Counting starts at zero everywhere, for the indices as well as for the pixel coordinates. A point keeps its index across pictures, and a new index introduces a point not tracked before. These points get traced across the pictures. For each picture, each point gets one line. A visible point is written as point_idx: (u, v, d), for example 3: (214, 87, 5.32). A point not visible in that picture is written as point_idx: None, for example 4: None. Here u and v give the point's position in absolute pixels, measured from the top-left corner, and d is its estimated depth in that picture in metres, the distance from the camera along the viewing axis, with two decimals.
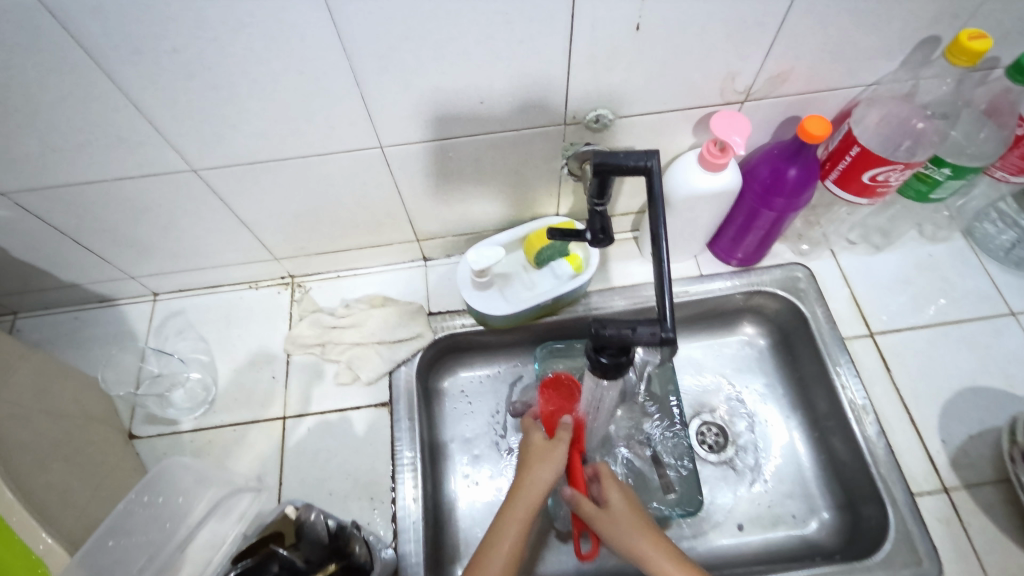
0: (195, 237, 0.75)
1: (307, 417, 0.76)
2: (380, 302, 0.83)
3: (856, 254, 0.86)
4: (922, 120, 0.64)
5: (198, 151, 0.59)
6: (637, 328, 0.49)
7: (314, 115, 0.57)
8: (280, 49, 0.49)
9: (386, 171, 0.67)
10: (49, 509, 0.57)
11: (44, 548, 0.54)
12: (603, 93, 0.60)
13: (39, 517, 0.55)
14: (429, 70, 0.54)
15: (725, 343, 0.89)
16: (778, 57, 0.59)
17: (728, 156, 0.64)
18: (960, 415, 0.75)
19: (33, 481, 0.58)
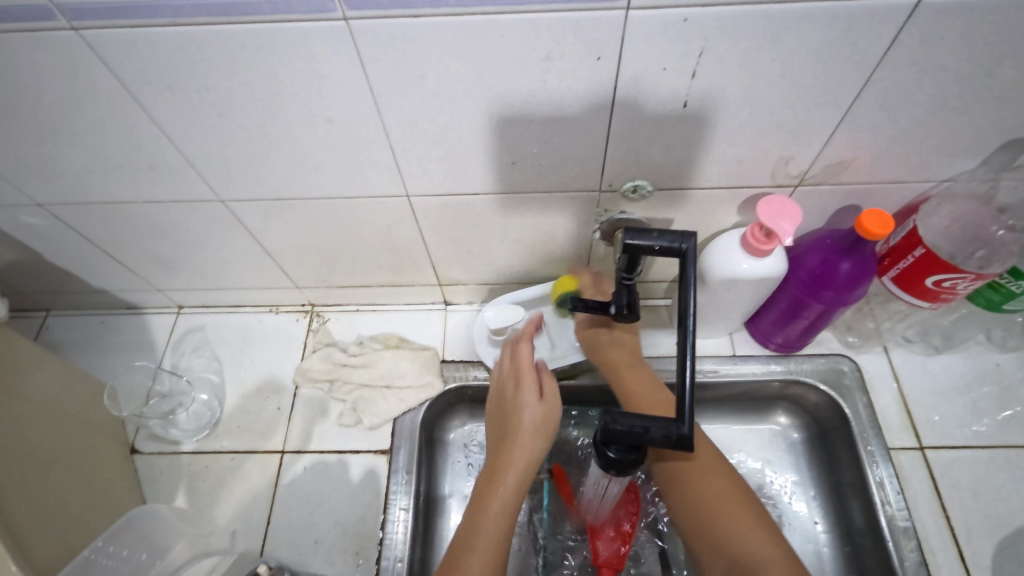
0: (220, 260, 0.75)
1: (305, 454, 0.74)
2: (394, 343, 0.81)
3: (911, 353, 0.79)
4: (1002, 228, 0.58)
5: (225, 183, 0.59)
6: (650, 428, 0.40)
7: (342, 159, 0.55)
8: (309, 97, 0.48)
9: (412, 218, 0.65)
10: (32, 535, 0.56)
11: None
12: (643, 165, 0.57)
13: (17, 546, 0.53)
14: (460, 129, 0.52)
15: (756, 429, 0.82)
16: (839, 145, 0.54)
17: (773, 243, 0.59)
18: (1019, 556, 0.66)
19: (25, 501, 0.57)
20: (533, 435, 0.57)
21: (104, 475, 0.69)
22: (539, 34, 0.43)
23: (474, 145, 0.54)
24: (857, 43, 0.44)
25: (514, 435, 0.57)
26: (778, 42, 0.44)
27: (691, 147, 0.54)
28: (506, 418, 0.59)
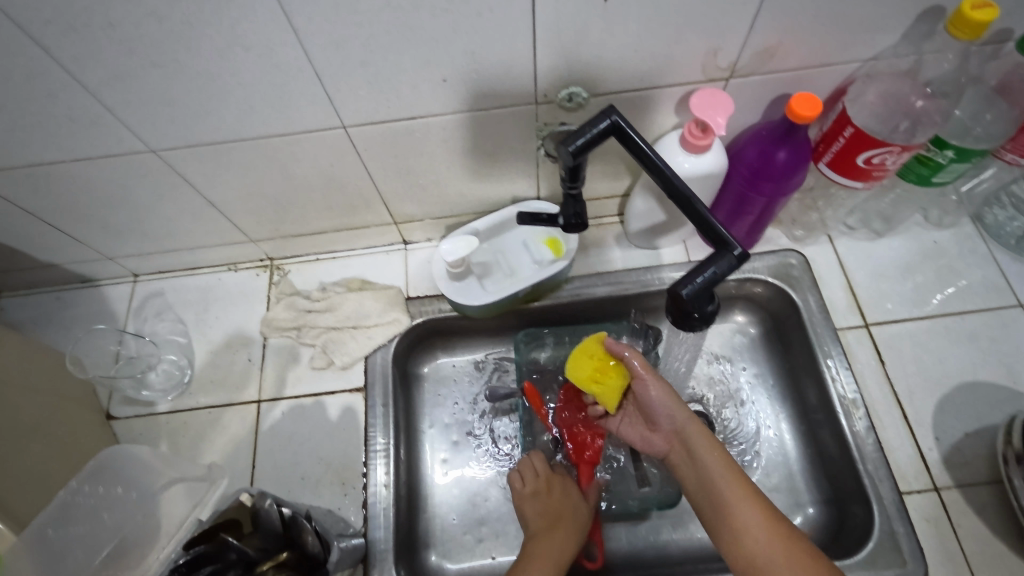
0: (165, 219, 0.74)
1: (281, 400, 0.76)
2: (357, 285, 0.82)
3: (856, 239, 0.82)
4: (922, 98, 0.59)
5: (152, 130, 0.57)
6: (715, 260, 0.53)
7: (267, 92, 0.54)
8: (217, 23, 0.47)
9: (353, 151, 0.65)
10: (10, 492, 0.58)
11: None
12: (574, 70, 0.57)
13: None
14: (384, 47, 0.51)
15: (717, 329, 0.86)
16: (763, 30, 0.54)
17: (710, 138, 0.61)
18: (957, 411, 0.71)
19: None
20: (559, 487, 0.70)
21: (82, 437, 0.70)
22: None
23: (401, 62, 0.53)
24: None
25: (562, 526, 0.67)
26: None
27: (618, 45, 0.54)
28: (562, 509, 0.68)
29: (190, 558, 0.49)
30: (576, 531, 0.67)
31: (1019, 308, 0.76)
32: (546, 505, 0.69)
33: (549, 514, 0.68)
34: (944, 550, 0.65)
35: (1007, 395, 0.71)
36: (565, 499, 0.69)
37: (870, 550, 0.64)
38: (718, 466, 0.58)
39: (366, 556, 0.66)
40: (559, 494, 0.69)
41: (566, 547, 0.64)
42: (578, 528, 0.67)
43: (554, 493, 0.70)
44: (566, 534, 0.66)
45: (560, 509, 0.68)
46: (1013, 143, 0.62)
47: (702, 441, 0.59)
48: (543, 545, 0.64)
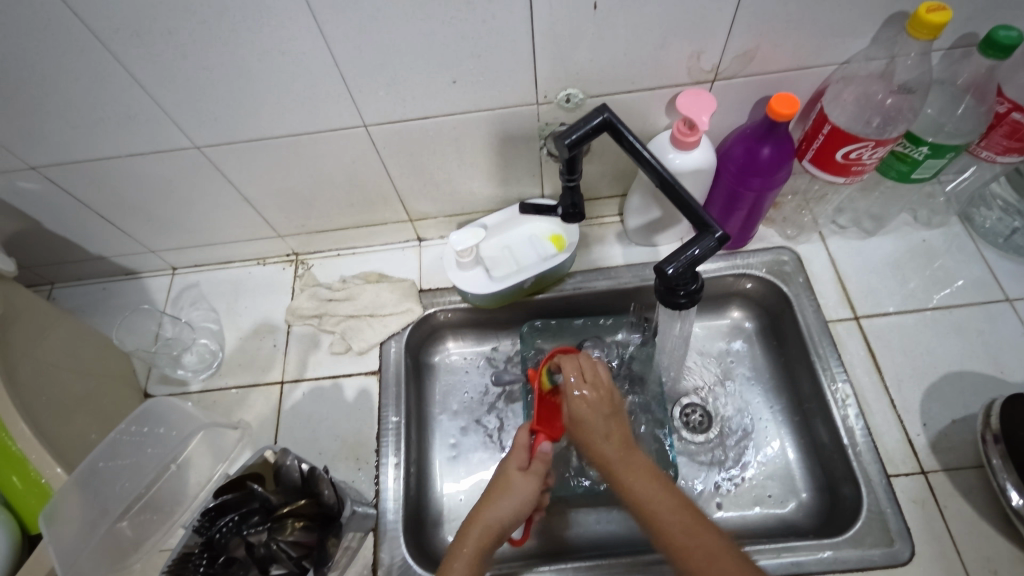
0: (204, 213, 0.81)
1: (302, 382, 0.82)
2: (375, 278, 0.88)
3: (846, 238, 0.86)
4: (889, 95, 0.63)
5: (198, 127, 0.65)
6: (697, 241, 0.57)
7: (300, 93, 0.62)
8: (260, 31, 0.54)
9: (373, 150, 0.72)
10: (59, 446, 0.67)
11: (50, 475, 0.64)
12: (571, 73, 0.63)
13: (52, 452, 0.65)
14: (402, 53, 0.58)
15: (715, 325, 0.90)
16: (741, 35, 0.60)
17: (697, 135, 0.66)
18: (943, 398, 0.74)
19: (46, 420, 0.67)
20: (516, 459, 0.62)
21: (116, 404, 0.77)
22: None
23: (416, 66, 0.60)
24: None
25: (502, 491, 0.60)
26: None
27: (610, 50, 0.60)
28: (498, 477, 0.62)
29: (218, 503, 0.56)
30: (514, 503, 0.59)
31: (1006, 302, 0.79)
32: (495, 483, 0.61)
33: (492, 488, 0.61)
34: (931, 530, 0.66)
35: (994, 384, 0.74)
36: (517, 470, 0.61)
37: (858, 528, 0.67)
38: (661, 495, 0.54)
39: (376, 525, 0.71)
40: (510, 469, 0.61)
41: (490, 516, 0.58)
42: (514, 502, 0.59)
43: (503, 467, 0.62)
44: (496, 503, 0.59)
45: (507, 480, 0.60)
46: (986, 141, 0.68)
47: (642, 478, 0.55)
48: (472, 516, 0.58)
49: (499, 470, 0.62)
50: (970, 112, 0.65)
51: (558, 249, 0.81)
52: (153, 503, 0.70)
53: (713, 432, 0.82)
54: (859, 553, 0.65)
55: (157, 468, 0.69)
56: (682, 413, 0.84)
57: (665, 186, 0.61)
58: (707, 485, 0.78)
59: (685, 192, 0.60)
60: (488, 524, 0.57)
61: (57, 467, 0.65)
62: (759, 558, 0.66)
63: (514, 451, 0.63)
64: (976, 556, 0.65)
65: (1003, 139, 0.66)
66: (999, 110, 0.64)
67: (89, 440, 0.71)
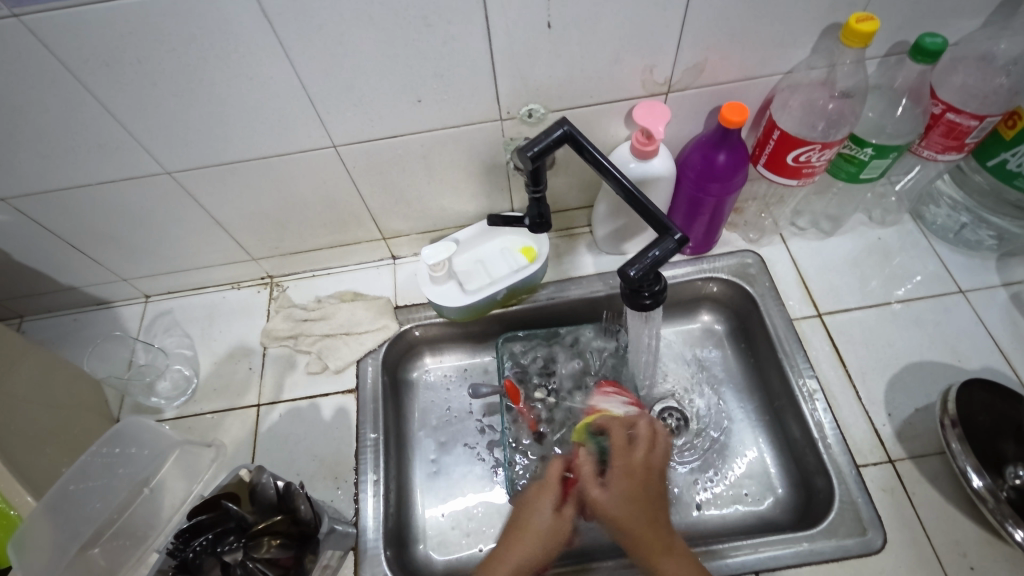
0: (176, 238, 0.82)
1: (278, 404, 0.81)
2: (350, 297, 0.89)
3: (806, 239, 0.89)
4: (832, 101, 0.67)
5: (168, 153, 0.66)
6: (656, 244, 0.59)
7: (268, 116, 0.63)
8: (228, 57, 0.56)
9: (343, 169, 0.73)
10: (29, 471, 0.66)
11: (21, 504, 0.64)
12: (531, 89, 0.66)
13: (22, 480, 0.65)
14: (367, 73, 0.60)
15: (687, 330, 0.93)
16: (691, 48, 0.64)
17: (655, 144, 0.69)
18: (906, 389, 0.76)
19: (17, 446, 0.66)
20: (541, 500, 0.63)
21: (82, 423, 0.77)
22: None
23: (381, 86, 0.62)
24: None
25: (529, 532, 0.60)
26: None
27: (566, 65, 0.63)
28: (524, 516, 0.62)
29: (192, 525, 0.55)
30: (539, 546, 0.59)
31: (960, 294, 0.82)
32: (520, 520, 0.62)
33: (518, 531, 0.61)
34: (901, 517, 0.68)
35: (953, 372, 0.76)
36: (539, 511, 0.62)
37: (831, 520, 0.68)
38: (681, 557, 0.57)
39: (357, 544, 0.70)
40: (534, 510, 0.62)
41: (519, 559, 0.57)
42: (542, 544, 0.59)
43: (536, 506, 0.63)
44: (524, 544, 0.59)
45: (534, 530, 0.60)
46: (927, 141, 0.72)
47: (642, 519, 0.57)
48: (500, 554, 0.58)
49: (521, 512, 0.63)
50: (908, 114, 0.70)
51: (529, 259, 0.83)
52: (126, 528, 0.69)
53: (690, 435, 0.83)
54: (833, 543, 0.67)
55: (129, 488, 0.69)
56: (660, 417, 0.85)
57: (623, 195, 0.62)
58: (686, 484, 0.79)
59: (643, 197, 0.62)
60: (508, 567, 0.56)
61: (27, 495, 0.64)
62: (736, 553, 0.67)
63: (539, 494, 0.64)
64: (945, 541, 0.66)
65: (942, 138, 0.70)
66: (935, 111, 0.68)
67: (54, 468, 0.70)
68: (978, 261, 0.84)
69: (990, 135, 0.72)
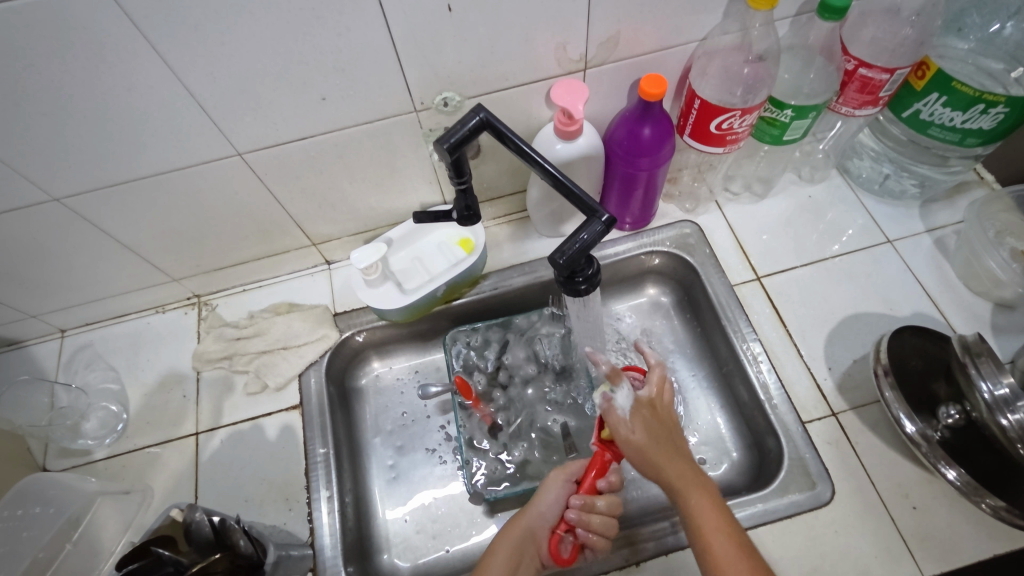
0: (84, 268, 0.76)
1: (219, 429, 0.77)
2: (285, 308, 0.85)
3: (740, 204, 0.90)
4: (748, 65, 0.66)
5: (52, 178, 0.61)
6: (584, 228, 0.57)
7: (158, 128, 0.58)
8: (96, 68, 0.51)
9: (255, 179, 0.69)
10: None
11: None
12: (443, 77, 0.63)
13: None
14: (262, 74, 0.56)
15: (635, 305, 0.92)
16: (602, 22, 0.62)
17: (577, 123, 0.67)
18: (844, 342, 0.78)
19: None
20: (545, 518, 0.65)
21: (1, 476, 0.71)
22: None
23: (278, 87, 0.58)
24: None
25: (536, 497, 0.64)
26: None
27: (475, 49, 0.60)
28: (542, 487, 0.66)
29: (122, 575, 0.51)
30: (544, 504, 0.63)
31: (887, 243, 0.85)
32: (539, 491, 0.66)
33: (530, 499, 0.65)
34: (847, 467, 0.70)
35: (886, 321, 0.79)
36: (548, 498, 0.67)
37: (782, 478, 0.69)
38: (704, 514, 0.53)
39: (315, 565, 0.68)
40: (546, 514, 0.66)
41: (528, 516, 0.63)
42: (546, 504, 0.63)
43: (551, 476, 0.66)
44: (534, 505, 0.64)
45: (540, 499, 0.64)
46: (843, 98, 0.72)
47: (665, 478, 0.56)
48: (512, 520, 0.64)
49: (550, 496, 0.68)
50: (823, 73, 0.70)
51: (466, 252, 0.81)
52: None
53: None
54: (786, 500, 0.68)
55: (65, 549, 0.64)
56: None
57: (545, 178, 0.60)
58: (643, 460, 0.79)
59: (568, 178, 0.59)
60: (526, 527, 0.62)
61: None
62: None
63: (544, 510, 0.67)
64: (888, 484, 0.69)
65: (857, 94, 0.70)
66: (848, 68, 0.68)
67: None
68: (902, 210, 0.87)
69: (903, 87, 0.73)
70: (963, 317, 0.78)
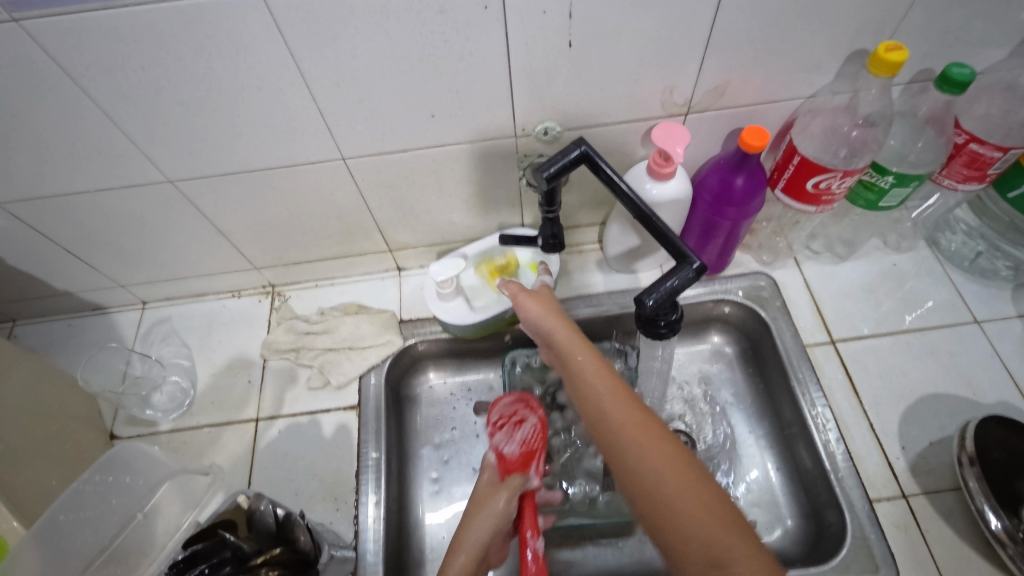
0: (177, 247, 0.80)
1: (278, 419, 0.79)
2: (353, 309, 0.87)
3: (820, 263, 0.88)
4: (855, 128, 0.66)
5: (171, 162, 0.65)
6: (674, 273, 0.57)
7: (276, 127, 0.61)
8: (235, 66, 0.54)
9: (351, 183, 0.71)
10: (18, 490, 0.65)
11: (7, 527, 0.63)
12: (548, 107, 0.64)
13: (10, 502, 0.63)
14: (381, 87, 0.58)
15: (696, 351, 0.91)
16: (713, 71, 0.62)
17: (672, 166, 0.67)
18: (921, 421, 0.75)
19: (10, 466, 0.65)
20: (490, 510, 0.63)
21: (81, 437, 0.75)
22: None
23: (393, 101, 0.60)
24: None
25: (478, 505, 0.64)
26: None
27: (585, 84, 0.61)
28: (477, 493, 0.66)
29: (188, 554, 0.55)
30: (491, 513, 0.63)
31: (975, 324, 0.81)
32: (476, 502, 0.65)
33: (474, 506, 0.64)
34: (914, 556, 0.67)
35: (968, 405, 0.75)
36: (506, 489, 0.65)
37: (843, 556, 0.66)
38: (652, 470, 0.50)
39: (355, 568, 0.68)
40: (490, 512, 0.63)
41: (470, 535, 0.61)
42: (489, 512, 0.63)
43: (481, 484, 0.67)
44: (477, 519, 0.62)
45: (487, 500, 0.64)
46: (948, 170, 0.71)
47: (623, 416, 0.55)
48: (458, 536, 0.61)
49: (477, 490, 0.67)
50: (931, 143, 0.68)
51: (538, 277, 0.82)
52: None
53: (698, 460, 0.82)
54: None
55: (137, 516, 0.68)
56: None
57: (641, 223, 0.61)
58: None
59: (664, 224, 0.60)
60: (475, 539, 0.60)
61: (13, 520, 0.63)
62: None
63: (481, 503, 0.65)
64: None
65: (964, 168, 0.69)
66: (959, 142, 0.68)
67: (52, 489, 0.69)
68: (994, 291, 0.83)
69: (1013, 166, 0.71)
70: None
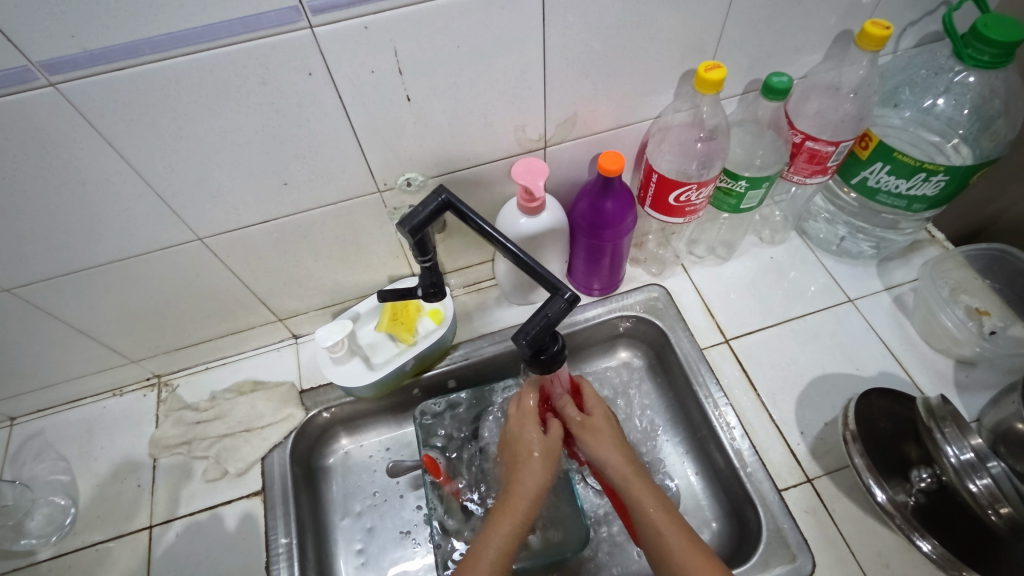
0: (35, 355, 0.73)
1: (175, 521, 0.73)
2: (249, 388, 0.83)
3: (706, 266, 0.92)
4: (701, 141, 0.69)
5: (3, 270, 0.59)
6: (547, 305, 0.57)
7: (114, 218, 0.58)
8: (51, 165, 0.50)
9: (217, 261, 0.68)
10: None
11: None
12: (404, 160, 0.64)
13: None
14: (221, 164, 0.56)
15: (608, 369, 0.92)
16: (560, 105, 0.64)
17: (539, 200, 0.68)
18: (814, 404, 0.78)
19: None
20: (520, 511, 0.60)
21: None
22: (244, 63, 0.48)
23: (239, 175, 0.58)
24: (518, 23, 0.53)
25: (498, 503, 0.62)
26: (450, 34, 0.52)
27: (436, 133, 0.62)
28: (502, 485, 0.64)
29: None
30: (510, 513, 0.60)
31: (849, 302, 0.87)
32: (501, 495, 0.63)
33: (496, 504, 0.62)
34: (825, 537, 0.69)
35: (854, 381, 0.79)
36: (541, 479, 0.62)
37: (761, 552, 0.68)
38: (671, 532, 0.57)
39: None
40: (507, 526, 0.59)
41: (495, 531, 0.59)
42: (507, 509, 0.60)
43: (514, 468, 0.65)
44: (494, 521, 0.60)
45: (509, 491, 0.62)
46: (794, 167, 0.74)
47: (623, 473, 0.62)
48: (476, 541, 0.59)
49: (508, 487, 0.63)
50: (773, 145, 0.73)
51: (437, 321, 0.81)
52: None
53: None
54: None
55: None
56: None
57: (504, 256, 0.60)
58: (618, 533, 0.76)
59: (527, 253, 0.59)
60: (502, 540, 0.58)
61: None
62: None
63: (515, 497, 0.62)
64: (868, 553, 0.68)
65: (807, 164, 0.72)
66: (795, 141, 0.71)
67: None
68: (861, 269, 0.89)
69: (849, 156, 0.77)
70: (927, 375, 0.79)
